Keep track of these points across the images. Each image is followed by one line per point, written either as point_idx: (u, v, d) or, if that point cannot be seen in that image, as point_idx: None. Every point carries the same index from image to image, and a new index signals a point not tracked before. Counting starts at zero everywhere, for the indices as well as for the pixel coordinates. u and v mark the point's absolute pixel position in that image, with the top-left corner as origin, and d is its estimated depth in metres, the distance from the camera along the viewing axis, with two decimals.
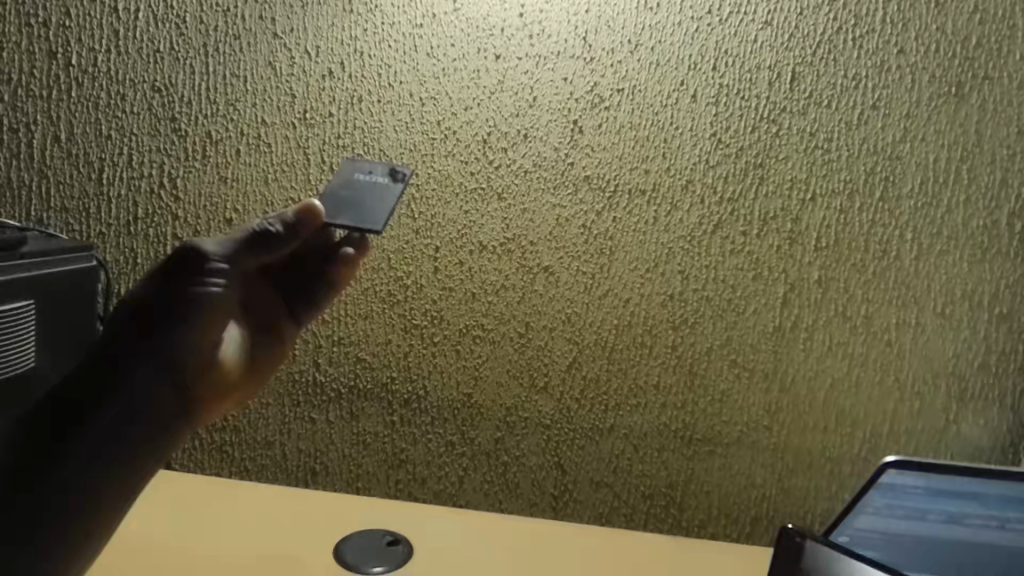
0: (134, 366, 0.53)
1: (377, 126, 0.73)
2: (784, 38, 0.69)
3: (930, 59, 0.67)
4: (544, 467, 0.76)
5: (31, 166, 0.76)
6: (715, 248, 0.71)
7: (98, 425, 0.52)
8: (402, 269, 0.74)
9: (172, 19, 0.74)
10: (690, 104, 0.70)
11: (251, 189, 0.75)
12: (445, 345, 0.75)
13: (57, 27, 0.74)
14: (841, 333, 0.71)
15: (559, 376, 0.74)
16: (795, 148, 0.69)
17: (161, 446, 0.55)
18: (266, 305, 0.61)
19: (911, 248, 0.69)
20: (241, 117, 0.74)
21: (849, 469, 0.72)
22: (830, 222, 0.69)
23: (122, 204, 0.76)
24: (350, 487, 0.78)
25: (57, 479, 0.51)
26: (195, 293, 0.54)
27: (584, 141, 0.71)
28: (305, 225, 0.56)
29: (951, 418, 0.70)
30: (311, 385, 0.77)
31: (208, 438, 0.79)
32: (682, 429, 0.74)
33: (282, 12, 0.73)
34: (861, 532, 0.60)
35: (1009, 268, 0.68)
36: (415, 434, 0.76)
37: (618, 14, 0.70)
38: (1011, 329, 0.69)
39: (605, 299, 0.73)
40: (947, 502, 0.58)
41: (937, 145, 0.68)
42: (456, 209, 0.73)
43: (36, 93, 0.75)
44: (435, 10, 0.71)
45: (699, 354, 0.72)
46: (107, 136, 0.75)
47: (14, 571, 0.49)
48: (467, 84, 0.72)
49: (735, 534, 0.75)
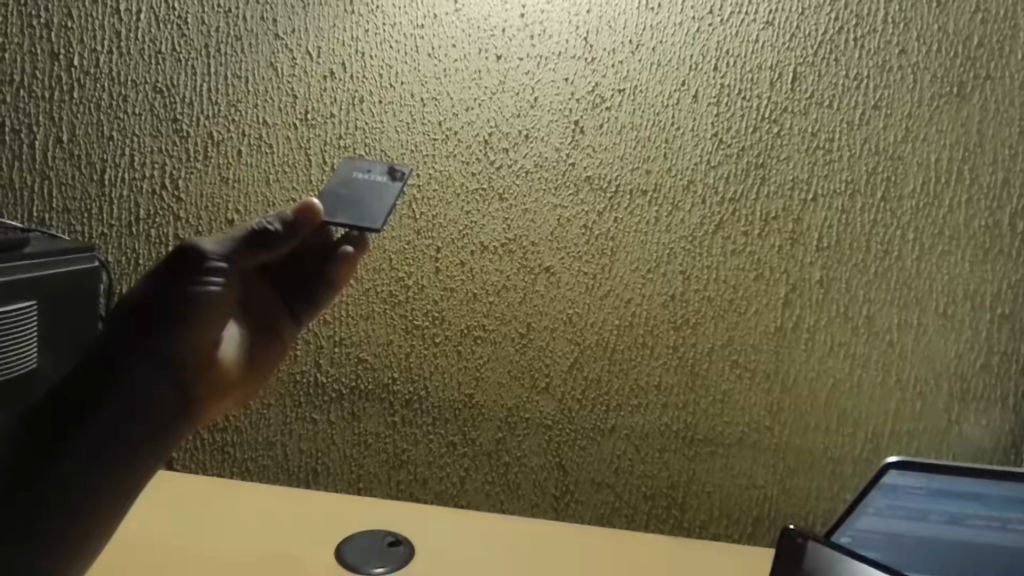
0: (133, 364, 0.53)
1: (378, 127, 0.73)
2: (785, 38, 0.69)
3: (931, 59, 0.67)
4: (545, 467, 0.76)
5: (33, 167, 0.76)
6: (717, 248, 0.71)
7: (97, 423, 0.51)
8: (403, 270, 0.74)
9: (173, 20, 0.74)
10: (691, 104, 0.70)
11: (252, 190, 0.75)
12: (446, 346, 0.75)
13: (59, 28, 0.74)
14: (842, 334, 0.71)
15: (560, 376, 0.74)
16: (797, 148, 0.69)
17: (161, 445, 0.55)
18: (265, 304, 0.61)
19: (913, 249, 0.69)
20: (244, 118, 0.74)
21: (850, 469, 0.72)
22: (832, 222, 0.69)
23: (124, 205, 0.76)
24: (351, 488, 0.78)
25: (57, 476, 0.50)
26: (194, 293, 0.54)
27: (585, 142, 0.71)
28: (303, 223, 0.57)
29: (953, 419, 0.70)
30: (313, 386, 0.77)
31: (210, 438, 0.79)
32: (683, 429, 0.73)
33: (284, 12, 0.73)
34: (862, 532, 0.60)
35: (1011, 268, 0.68)
36: (416, 435, 0.76)
37: (619, 15, 0.70)
38: (1013, 329, 0.69)
39: (607, 300, 0.73)
40: (948, 502, 0.57)
41: (939, 145, 0.68)
42: (457, 210, 0.73)
43: (38, 94, 0.75)
44: (436, 10, 0.72)
45: (700, 354, 0.72)
46: (109, 137, 0.75)
47: (13, 570, 0.49)
48: (468, 84, 0.72)
49: (736, 535, 0.75)
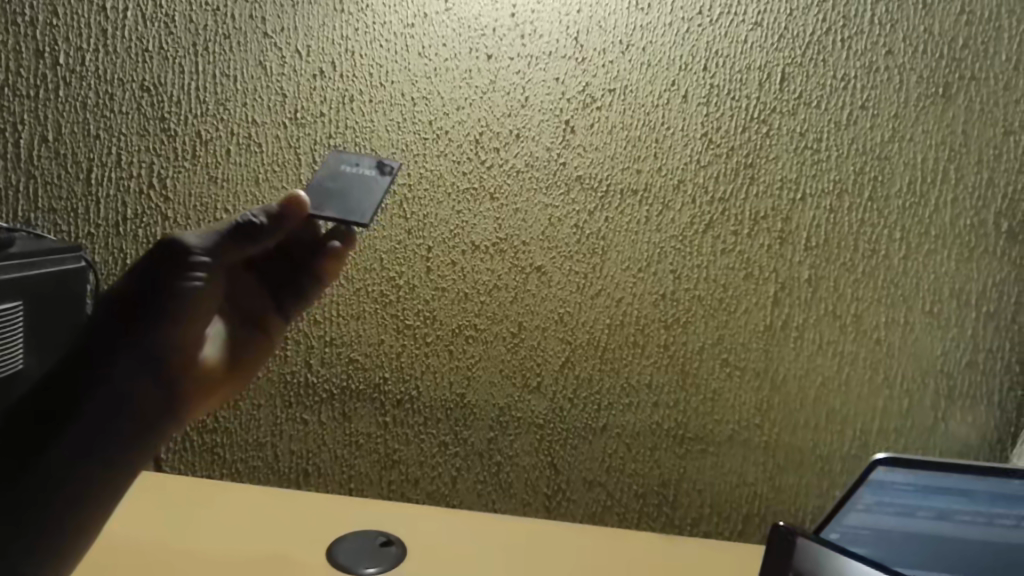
0: (116, 358, 0.53)
1: (369, 125, 0.73)
2: (774, 39, 0.69)
3: (918, 60, 0.68)
4: (537, 466, 0.76)
5: (18, 166, 0.75)
6: (707, 247, 0.71)
7: (85, 418, 0.52)
8: (395, 269, 0.74)
9: (161, 18, 0.73)
10: (682, 104, 0.70)
11: (242, 189, 0.75)
12: (438, 346, 0.75)
13: (44, 26, 0.73)
14: (831, 332, 0.71)
15: (552, 375, 0.74)
16: (785, 148, 0.70)
17: (149, 443, 0.56)
18: (249, 296, 0.61)
19: (899, 248, 0.70)
20: (233, 117, 0.74)
21: (840, 466, 0.73)
22: (820, 221, 0.70)
23: (111, 204, 0.75)
24: (343, 489, 0.78)
25: (44, 470, 0.50)
26: (181, 288, 0.53)
27: (576, 142, 0.72)
28: (290, 216, 0.56)
29: (940, 415, 0.71)
30: (304, 386, 0.76)
31: (199, 439, 0.78)
32: (674, 427, 0.74)
33: (274, 11, 0.73)
34: (851, 528, 0.61)
35: (996, 266, 0.69)
36: (407, 434, 0.76)
37: (610, 15, 0.70)
38: (997, 327, 0.69)
39: (598, 299, 0.73)
40: (936, 498, 0.58)
41: (925, 145, 0.69)
42: (449, 209, 0.73)
43: (23, 92, 0.74)
44: (427, 10, 0.71)
45: (691, 353, 0.73)
46: (95, 136, 0.75)
47: (8, 557, 0.49)
48: (459, 84, 0.72)
49: (727, 532, 0.75)
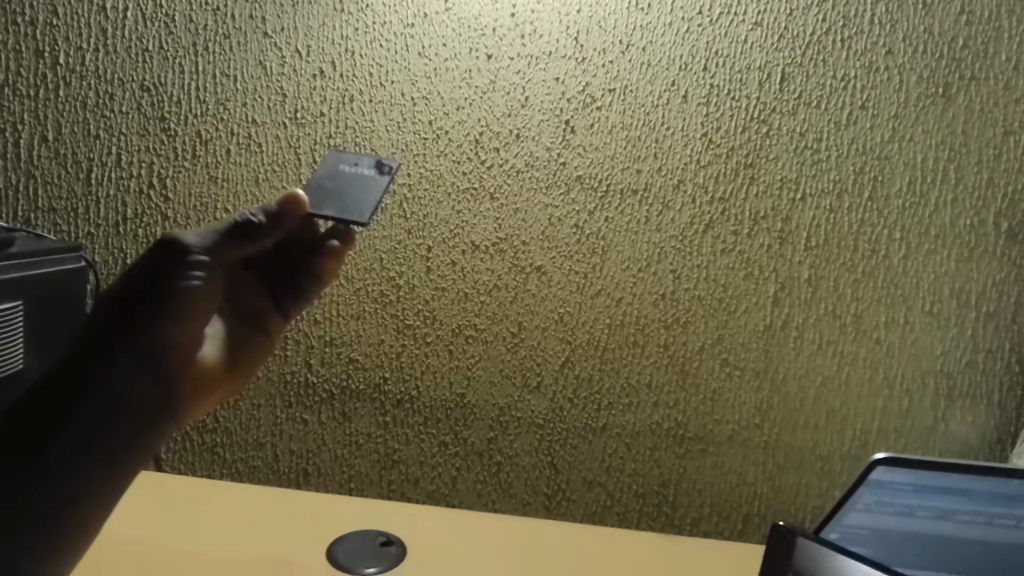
0: (115, 357, 0.54)
1: (369, 125, 0.73)
2: (773, 39, 0.69)
3: (917, 60, 0.68)
4: (537, 466, 0.76)
5: (18, 166, 0.75)
6: (706, 247, 0.71)
7: (84, 417, 0.52)
8: (395, 269, 0.74)
9: (161, 18, 0.73)
10: (682, 104, 0.70)
11: (242, 189, 0.75)
12: (438, 346, 0.75)
13: (44, 26, 0.73)
14: (830, 332, 0.71)
15: (552, 375, 0.74)
16: (785, 148, 0.70)
17: (148, 441, 0.56)
18: (248, 296, 0.60)
19: (899, 248, 0.70)
20: (232, 116, 0.74)
21: (839, 466, 0.73)
22: (819, 221, 0.70)
23: (111, 204, 0.75)
24: (343, 488, 0.78)
25: (45, 468, 0.50)
26: (179, 286, 0.54)
27: (576, 142, 0.72)
28: (289, 215, 0.55)
29: (940, 415, 0.71)
30: (304, 386, 0.77)
31: (199, 439, 0.78)
32: (674, 427, 0.74)
33: (274, 10, 0.73)
34: (850, 528, 0.61)
35: (996, 266, 0.69)
36: (407, 434, 0.76)
37: (610, 14, 0.70)
38: (997, 327, 0.69)
39: (597, 299, 0.73)
40: (936, 498, 0.58)
41: (925, 145, 0.69)
42: (449, 209, 0.73)
43: (23, 92, 0.74)
44: (426, 9, 0.71)
45: (691, 353, 0.73)
46: (95, 136, 0.75)
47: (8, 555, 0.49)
48: (459, 83, 0.72)
49: (727, 532, 0.75)
